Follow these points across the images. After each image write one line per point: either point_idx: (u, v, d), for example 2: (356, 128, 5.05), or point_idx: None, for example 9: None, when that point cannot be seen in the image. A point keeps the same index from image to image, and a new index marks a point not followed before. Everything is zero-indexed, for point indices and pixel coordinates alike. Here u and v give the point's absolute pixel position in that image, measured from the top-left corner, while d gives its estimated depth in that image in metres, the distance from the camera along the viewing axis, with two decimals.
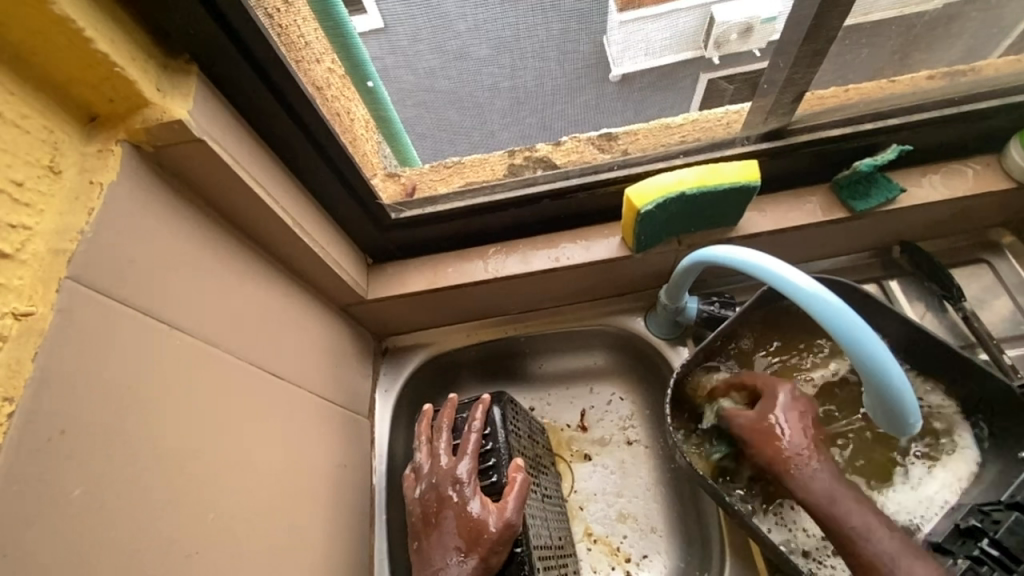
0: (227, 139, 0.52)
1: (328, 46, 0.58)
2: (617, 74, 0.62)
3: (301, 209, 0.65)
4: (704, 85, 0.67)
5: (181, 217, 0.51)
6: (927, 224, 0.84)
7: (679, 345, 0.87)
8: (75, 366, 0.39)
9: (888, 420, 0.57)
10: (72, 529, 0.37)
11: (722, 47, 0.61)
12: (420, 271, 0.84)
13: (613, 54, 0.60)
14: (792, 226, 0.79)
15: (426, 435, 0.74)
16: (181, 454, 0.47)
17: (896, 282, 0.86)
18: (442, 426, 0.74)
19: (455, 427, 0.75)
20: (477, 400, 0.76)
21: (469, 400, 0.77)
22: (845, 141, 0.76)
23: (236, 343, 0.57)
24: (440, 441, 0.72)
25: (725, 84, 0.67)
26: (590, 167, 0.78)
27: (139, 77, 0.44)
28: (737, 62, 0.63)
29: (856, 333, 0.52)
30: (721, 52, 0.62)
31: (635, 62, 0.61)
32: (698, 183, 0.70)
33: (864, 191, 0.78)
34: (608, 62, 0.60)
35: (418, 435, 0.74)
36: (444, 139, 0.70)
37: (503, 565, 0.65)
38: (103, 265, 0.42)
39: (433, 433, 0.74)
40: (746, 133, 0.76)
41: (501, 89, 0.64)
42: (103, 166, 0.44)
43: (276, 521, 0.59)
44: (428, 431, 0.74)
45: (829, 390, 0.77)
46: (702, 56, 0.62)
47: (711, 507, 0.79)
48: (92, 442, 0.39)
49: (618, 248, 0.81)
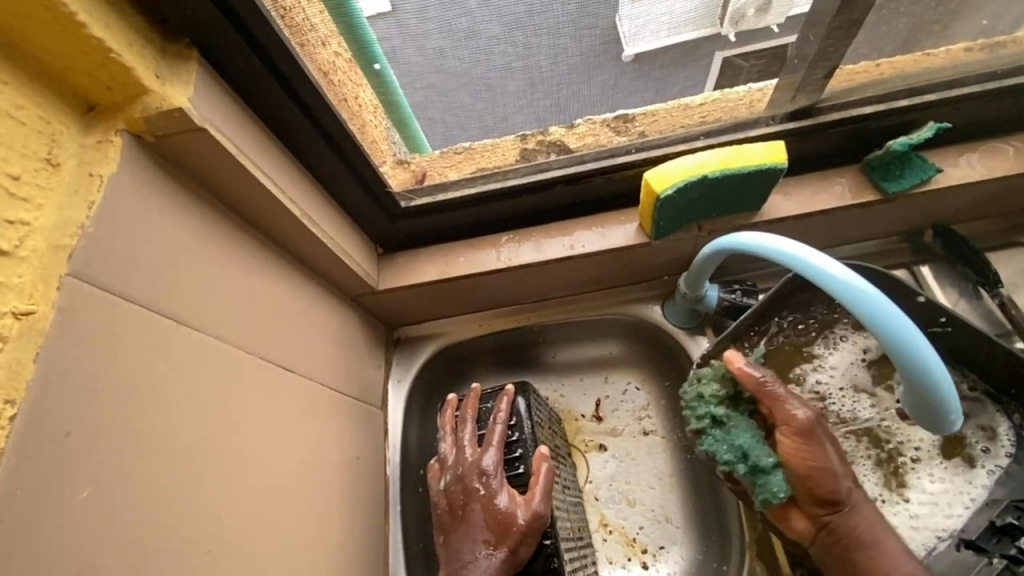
0: (230, 128, 0.50)
1: (334, 28, 0.55)
2: (630, 54, 0.59)
3: (308, 198, 0.63)
4: (718, 64, 0.63)
5: (186, 210, 0.50)
6: (963, 206, 0.79)
7: (698, 334, 0.85)
8: (78, 366, 0.38)
9: (925, 419, 0.54)
10: (81, 534, 0.36)
11: (738, 23, 0.58)
12: (431, 260, 0.82)
13: (626, 31, 0.57)
14: (819, 211, 0.76)
15: (450, 425, 0.73)
16: (189, 454, 0.46)
17: (927, 268, 0.82)
18: (466, 417, 0.73)
19: (480, 418, 0.74)
20: (502, 391, 0.75)
21: (493, 391, 0.76)
22: (878, 119, 0.72)
23: (244, 337, 0.55)
24: (465, 432, 0.71)
25: (740, 61, 0.63)
26: (606, 150, 0.75)
27: (137, 64, 0.43)
28: (756, 39, 0.60)
29: (894, 328, 0.49)
30: (738, 30, 0.58)
31: (651, 40, 0.58)
32: (722, 165, 0.67)
33: (897, 172, 0.74)
34: (620, 40, 0.58)
35: (442, 425, 0.73)
36: (454, 122, 0.68)
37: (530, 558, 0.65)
38: (105, 261, 0.41)
39: (457, 424, 0.73)
40: (770, 113, 0.72)
41: (514, 69, 0.61)
42: (103, 158, 0.42)
43: (290, 517, 0.58)
44: (452, 422, 0.73)
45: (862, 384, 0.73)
46: (717, 34, 0.59)
47: (730, 500, 0.78)
48: (97, 444, 0.38)
49: (635, 235, 0.78)
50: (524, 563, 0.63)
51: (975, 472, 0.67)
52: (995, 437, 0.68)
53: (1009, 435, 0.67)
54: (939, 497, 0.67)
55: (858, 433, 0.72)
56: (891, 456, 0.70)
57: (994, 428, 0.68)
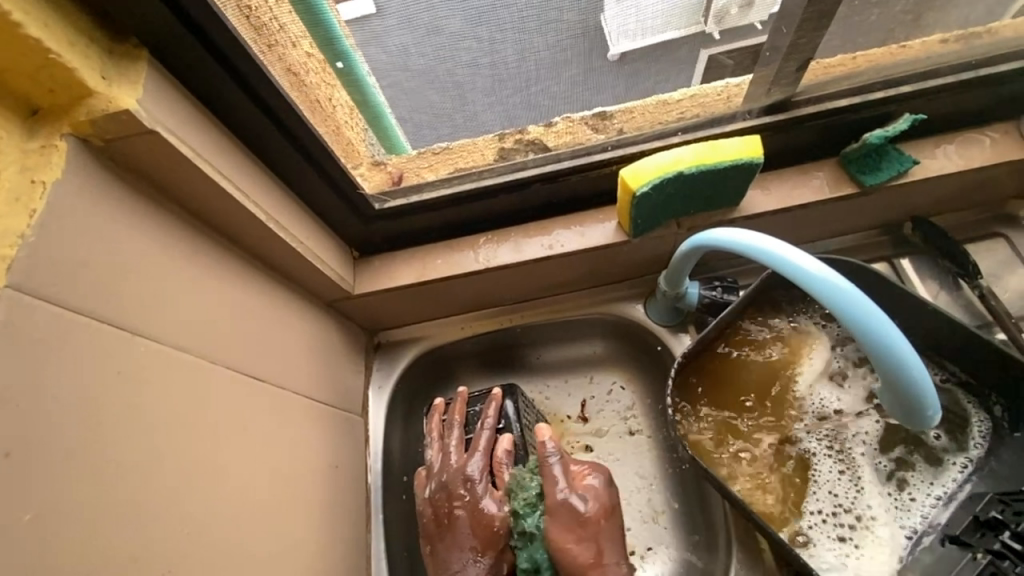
0: (185, 130, 0.48)
1: (304, 29, 0.54)
2: (616, 52, 0.60)
3: (275, 203, 0.62)
4: (704, 61, 0.64)
5: (141, 216, 0.48)
6: (941, 197, 0.79)
7: (681, 332, 0.84)
8: (20, 381, 0.36)
9: (906, 418, 0.53)
10: (23, 559, 0.34)
11: (722, 20, 0.58)
12: (408, 263, 0.80)
13: (609, 29, 0.57)
14: (798, 205, 0.75)
15: (437, 431, 0.72)
16: (148, 470, 0.44)
17: (907, 260, 0.82)
18: (453, 421, 0.71)
19: (467, 423, 0.72)
20: (488, 395, 0.73)
21: (480, 394, 0.74)
22: (854, 112, 0.71)
23: (209, 347, 0.54)
24: (451, 437, 0.70)
25: (724, 58, 0.64)
26: (583, 149, 0.74)
27: (79, 64, 0.41)
28: (738, 36, 0.60)
29: (872, 324, 0.47)
30: (722, 27, 0.59)
31: (633, 40, 0.59)
32: (698, 161, 0.66)
33: (873, 165, 0.73)
34: (604, 37, 0.58)
35: (428, 431, 0.72)
36: (424, 121, 0.66)
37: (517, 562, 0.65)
38: (49, 271, 0.39)
39: (444, 429, 0.72)
40: (747, 107, 0.71)
41: (481, 66, 0.60)
42: (46, 164, 0.41)
43: (261, 531, 0.56)
44: (439, 427, 0.72)
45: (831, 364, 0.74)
46: (701, 32, 0.59)
47: (717, 500, 0.76)
48: (42, 463, 0.37)
49: (614, 234, 0.77)
50: (512, 565, 0.64)
51: (936, 468, 0.67)
52: (966, 427, 0.68)
53: (982, 426, 0.67)
54: (908, 505, 0.67)
55: (838, 426, 0.72)
56: (856, 473, 0.69)
57: (967, 418, 0.68)
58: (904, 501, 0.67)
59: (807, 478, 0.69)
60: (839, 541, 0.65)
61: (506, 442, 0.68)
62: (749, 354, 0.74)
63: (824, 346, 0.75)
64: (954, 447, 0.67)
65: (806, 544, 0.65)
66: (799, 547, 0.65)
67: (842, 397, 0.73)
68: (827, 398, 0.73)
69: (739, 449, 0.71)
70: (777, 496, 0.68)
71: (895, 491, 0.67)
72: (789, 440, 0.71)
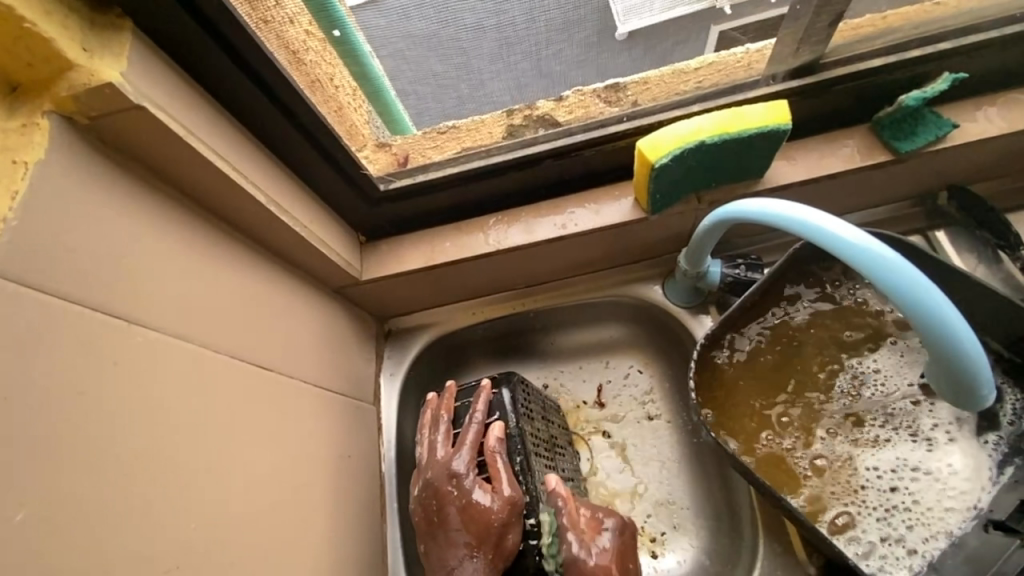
0: (175, 106, 0.46)
1: (303, 5, 0.52)
2: (625, 31, 0.60)
3: (275, 184, 0.59)
4: (716, 39, 0.63)
5: (134, 200, 0.46)
6: (981, 164, 0.74)
7: (702, 313, 0.80)
8: (7, 372, 0.34)
9: (953, 396, 0.48)
10: (17, 560, 0.33)
11: None
12: (415, 247, 0.77)
13: (618, 9, 0.57)
14: (826, 175, 0.70)
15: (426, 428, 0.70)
16: (149, 466, 0.43)
17: (942, 233, 0.77)
18: (440, 417, 0.69)
19: (457, 417, 0.70)
20: (479, 386, 0.71)
21: (471, 386, 0.73)
22: (888, 73, 0.66)
23: (211, 336, 0.52)
24: (438, 432, 0.68)
25: (737, 36, 0.63)
26: (596, 122, 0.70)
27: (59, 36, 0.38)
28: (751, 10, 0.59)
29: (920, 297, 0.43)
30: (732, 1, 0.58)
31: (643, 19, 0.58)
32: (719, 130, 0.62)
33: (910, 130, 0.68)
34: (612, 17, 0.58)
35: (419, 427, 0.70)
36: (428, 93, 0.64)
37: (517, 557, 0.62)
38: (34, 257, 0.37)
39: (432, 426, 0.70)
40: (771, 72, 0.67)
41: (486, 29, 0.58)
42: (28, 142, 0.38)
43: (271, 524, 0.55)
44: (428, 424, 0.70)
45: (870, 340, 0.70)
46: (712, 7, 0.58)
47: (741, 484, 0.73)
48: (35, 458, 0.35)
49: (631, 211, 0.73)
50: (512, 555, 0.61)
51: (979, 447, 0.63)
52: (1000, 404, 0.63)
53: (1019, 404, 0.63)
54: (952, 487, 0.62)
55: (876, 409, 0.68)
56: (889, 453, 0.66)
57: (1002, 395, 0.63)
58: (945, 483, 0.63)
59: (845, 460, 0.66)
60: (880, 526, 0.62)
61: (498, 430, 0.66)
62: (776, 334, 0.70)
63: (863, 327, 0.71)
64: (985, 426, 0.64)
65: (845, 527, 0.63)
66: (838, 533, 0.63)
67: (878, 373, 0.69)
68: (858, 376, 0.70)
69: (769, 435, 0.68)
70: (808, 479, 0.66)
71: (938, 471, 0.63)
72: (821, 421, 0.69)
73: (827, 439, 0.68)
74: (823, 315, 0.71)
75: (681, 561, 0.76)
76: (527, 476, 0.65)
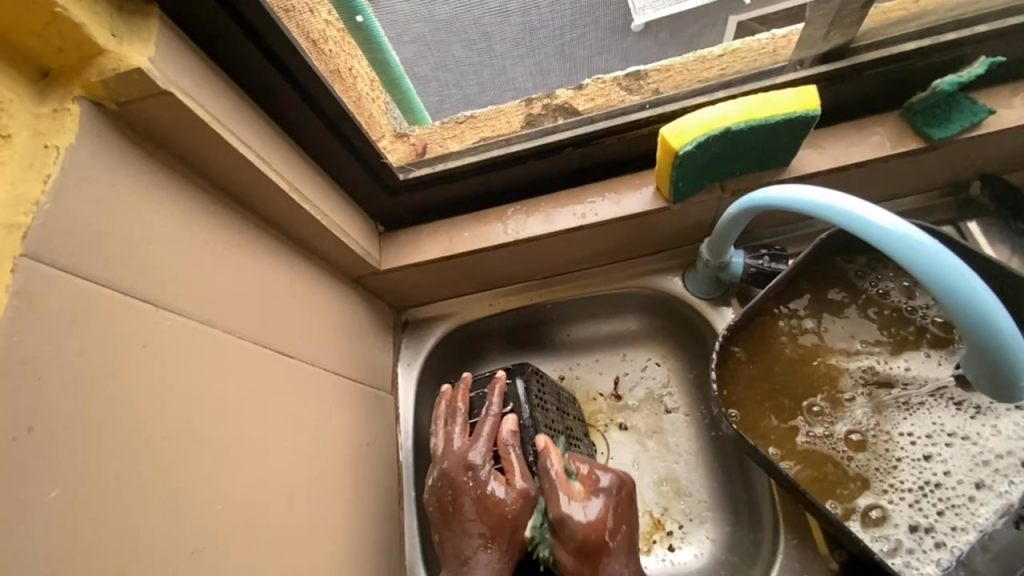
0: (200, 92, 0.46)
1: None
2: (641, 23, 0.63)
3: (296, 172, 0.59)
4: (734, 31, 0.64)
5: (160, 186, 0.46)
6: (1016, 152, 0.72)
7: (723, 305, 0.79)
8: (40, 353, 0.35)
9: (992, 390, 0.46)
10: (50, 537, 0.33)
11: None
12: (434, 237, 0.77)
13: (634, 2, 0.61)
14: (854, 163, 0.68)
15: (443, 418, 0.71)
16: (176, 449, 0.43)
17: (975, 224, 0.75)
18: (456, 409, 0.69)
19: (473, 408, 0.71)
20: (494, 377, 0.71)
21: (486, 378, 0.74)
22: (922, 57, 0.64)
23: (235, 323, 0.52)
24: (455, 424, 0.68)
25: (758, 27, 0.64)
26: (617, 110, 0.69)
27: (88, 21, 0.39)
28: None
29: (958, 285, 0.41)
30: None
31: (657, 10, 0.62)
32: (747, 116, 0.60)
33: (943, 116, 0.66)
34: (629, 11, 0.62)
35: (435, 417, 0.71)
36: (450, 80, 0.64)
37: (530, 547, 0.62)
38: (65, 241, 0.37)
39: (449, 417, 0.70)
40: (798, 58, 0.65)
41: (510, 13, 0.59)
42: (60, 127, 0.39)
43: (292, 509, 0.55)
44: (445, 415, 0.70)
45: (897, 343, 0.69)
46: None
47: (762, 478, 0.73)
48: (67, 439, 0.35)
49: (652, 201, 0.72)
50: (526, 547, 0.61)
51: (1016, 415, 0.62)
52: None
53: None
54: (987, 454, 0.61)
55: (913, 403, 0.66)
56: (925, 419, 0.65)
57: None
58: (981, 447, 0.61)
59: (878, 432, 0.65)
60: (912, 514, 0.61)
61: (512, 423, 0.66)
62: (801, 326, 0.69)
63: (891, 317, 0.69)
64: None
65: (881, 520, 0.61)
66: (872, 525, 0.61)
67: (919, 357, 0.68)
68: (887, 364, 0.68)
69: (807, 428, 0.66)
70: (852, 460, 0.64)
71: (977, 434, 0.62)
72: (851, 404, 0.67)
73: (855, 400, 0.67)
74: (853, 301, 0.70)
75: (699, 554, 0.75)
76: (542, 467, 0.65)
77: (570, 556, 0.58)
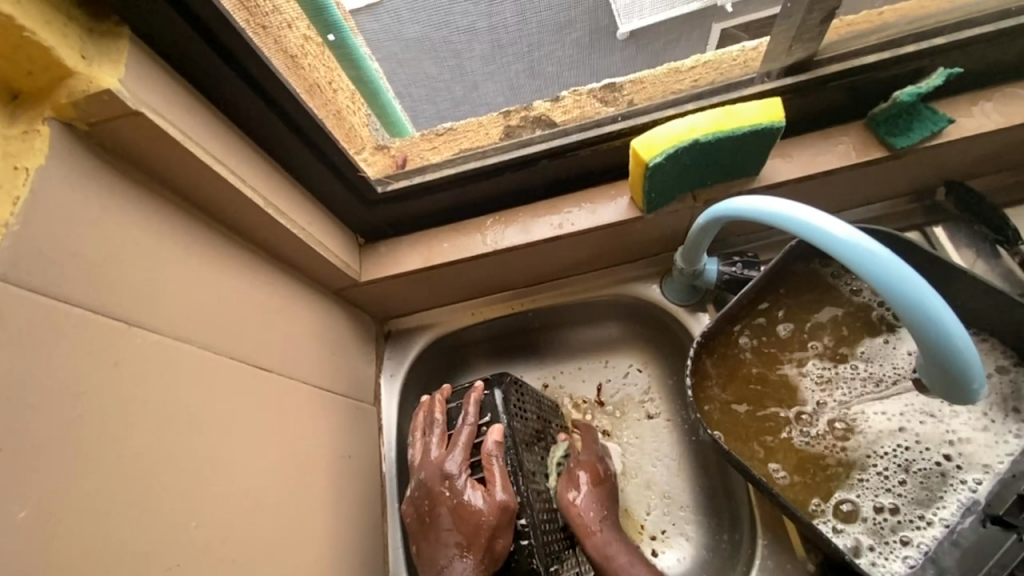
0: (173, 111, 0.46)
1: (300, 11, 0.53)
2: (626, 31, 0.61)
3: (272, 187, 0.60)
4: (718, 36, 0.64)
5: (133, 204, 0.46)
6: (977, 158, 0.74)
7: (700, 311, 0.80)
8: (6, 373, 0.35)
9: (946, 392, 0.47)
10: (19, 556, 0.34)
11: None
12: (414, 248, 0.77)
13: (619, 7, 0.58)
14: (822, 171, 0.70)
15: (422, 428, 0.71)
16: (150, 464, 0.43)
17: (940, 228, 0.77)
18: (433, 420, 0.70)
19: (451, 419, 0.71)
20: (471, 387, 0.71)
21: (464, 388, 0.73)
22: (883, 69, 0.66)
23: (211, 338, 0.52)
24: (432, 434, 0.69)
25: (739, 33, 0.63)
26: (593, 121, 0.70)
27: (58, 44, 0.39)
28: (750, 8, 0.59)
29: (908, 289, 0.43)
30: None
31: (643, 17, 0.59)
32: (714, 128, 0.62)
33: (905, 125, 0.68)
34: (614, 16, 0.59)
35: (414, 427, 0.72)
36: (422, 95, 0.65)
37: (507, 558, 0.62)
38: (35, 261, 0.38)
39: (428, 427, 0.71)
40: (766, 69, 0.67)
41: (479, 31, 0.59)
42: (30, 149, 0.39)
43: (272, 522, 0.55)
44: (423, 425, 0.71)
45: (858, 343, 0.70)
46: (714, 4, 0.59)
47: (739, 481, 0.73)
48: (35, 457, 0.35)
49: (627, 210, 0.73)
50: (503, 558, 0.61)
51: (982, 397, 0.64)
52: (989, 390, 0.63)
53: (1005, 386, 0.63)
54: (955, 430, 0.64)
55: (886, 402, 0.68)
56: (898, 402, 0.67)
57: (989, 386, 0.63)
58: (948, 424, 0.64)
59: (849, 412, 0.68)
60: (879, 497, 0.63)
61: (494, 434, 0.66)
62: (774, 333, 0.70)
63: (862, 317, 0.71)
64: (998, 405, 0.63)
65: (851, 515, 0.63)
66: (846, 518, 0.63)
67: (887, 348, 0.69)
68: (858, 364, 0.70)
69: (802, 434, 0.67)
70: (844, 450, 0.66)
71: (945, 411, 0.65)
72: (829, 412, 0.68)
73: (829, 390, 0.69)
74: (827, 303, 0.71)
75: (682, 558, 0.76)
76: (519, 476, 0.65)
77: (563, 479, 0.71)
